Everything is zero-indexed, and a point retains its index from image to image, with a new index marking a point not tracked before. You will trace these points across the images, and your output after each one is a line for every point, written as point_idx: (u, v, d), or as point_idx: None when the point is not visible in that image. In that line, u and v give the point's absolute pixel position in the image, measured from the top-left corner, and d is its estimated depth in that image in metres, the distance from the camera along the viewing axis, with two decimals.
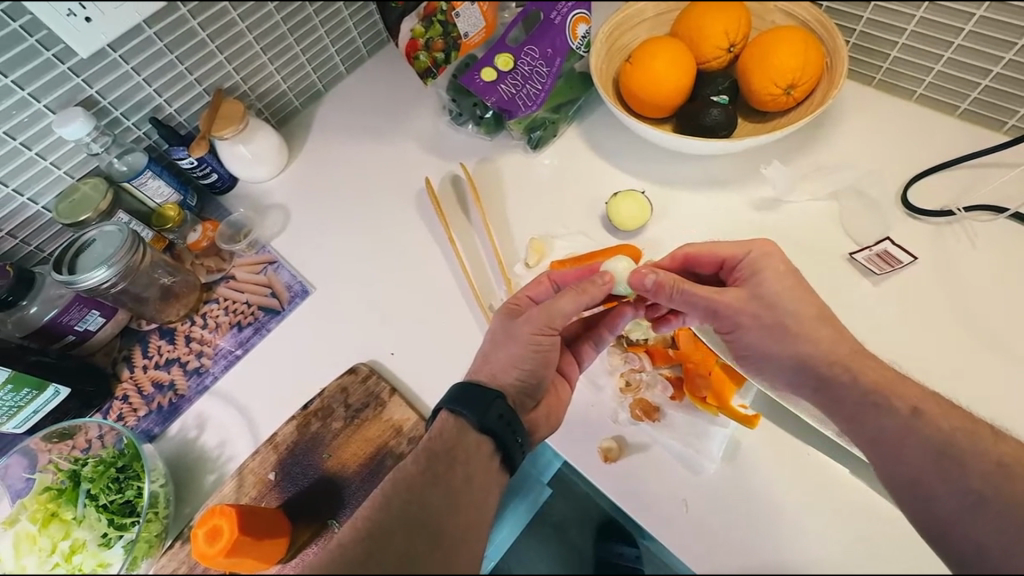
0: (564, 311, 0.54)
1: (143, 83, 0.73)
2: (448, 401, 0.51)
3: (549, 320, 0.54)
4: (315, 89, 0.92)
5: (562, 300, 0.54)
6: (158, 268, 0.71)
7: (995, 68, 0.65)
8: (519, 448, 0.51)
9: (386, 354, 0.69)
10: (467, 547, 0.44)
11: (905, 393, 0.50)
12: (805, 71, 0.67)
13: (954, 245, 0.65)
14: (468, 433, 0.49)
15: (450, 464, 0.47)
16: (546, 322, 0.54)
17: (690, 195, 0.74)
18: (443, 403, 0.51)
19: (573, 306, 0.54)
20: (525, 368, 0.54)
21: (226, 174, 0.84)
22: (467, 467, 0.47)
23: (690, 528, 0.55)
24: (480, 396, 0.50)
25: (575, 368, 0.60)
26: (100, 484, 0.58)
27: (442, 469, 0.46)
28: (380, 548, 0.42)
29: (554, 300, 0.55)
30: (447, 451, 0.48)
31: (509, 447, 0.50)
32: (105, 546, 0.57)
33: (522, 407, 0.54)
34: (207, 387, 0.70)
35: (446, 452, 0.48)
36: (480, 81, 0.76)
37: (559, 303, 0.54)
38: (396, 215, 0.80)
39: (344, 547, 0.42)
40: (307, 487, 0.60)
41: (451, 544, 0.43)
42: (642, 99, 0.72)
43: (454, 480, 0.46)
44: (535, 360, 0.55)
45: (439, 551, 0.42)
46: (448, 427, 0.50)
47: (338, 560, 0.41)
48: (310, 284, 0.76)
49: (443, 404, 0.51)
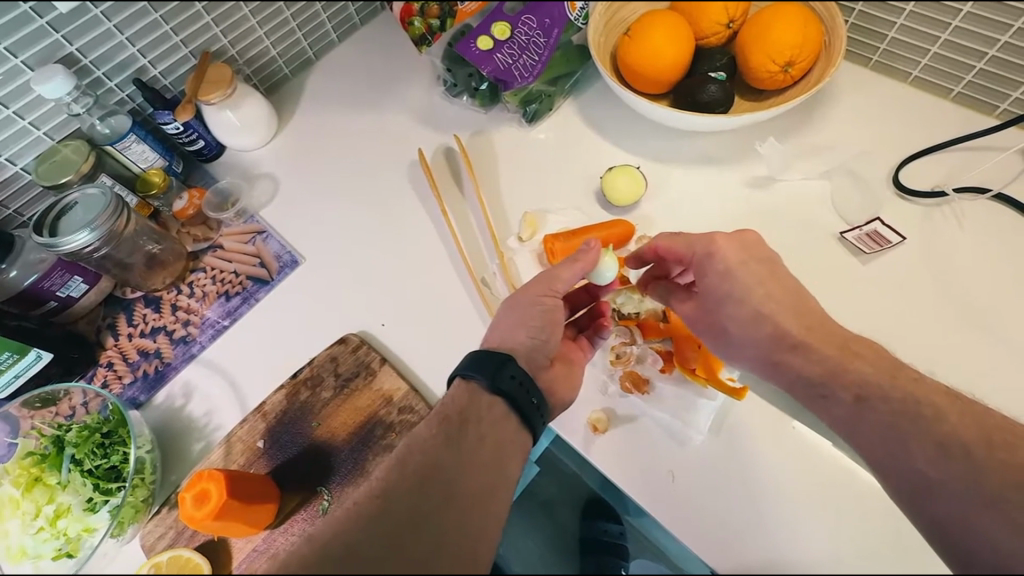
0: (565, 279, 0.57)
1: (126, 42, 0.71)
2: (463, 368, 0.51)
3: (550, 286, 0.57)
4: (306, 57, 0.90)
5: (565, 271, 0.57)
6: (143, 235, 0.70)
7: (991, 51, 0.65)
8: (539, 418, 0.51)
9: (377, 326, 0.68)
10: (479, 509, 0.44)
11: (886, 365, 0.51)
12: (804, 48, 0.66)
13: (942, 227, 0.66)
14: (480, 394, 0.50)
15: (461, 426, 0.48)
16: (546, 287, 0.57)
17: (684, 171, 0.74)
18: (456, 372, 0.52)
19: (572, 276, 0.57)
20: (530, 326, 0.55)
21: (213, 141, 0.82)
22: (479, 429, 0.48)
23: (674, 498, 0.56)
24: (491, 360, 0.51)
25: (580, 351, 0.60)
26: (85, 449, 0.57)
27: (455, 433, 0.47)
28: (395, 502, 0.42)
29: (558, 270, 0.58)
30: (459, 415, 0.48)
31: (515, 399, 0.50)
32: (90, 511, 0.57)
33: (533, 363, 0.54)
34: (193, 355, 0.69)
35: (459, 415, 0.48)
36: (476, 49, 0.74)
37: (559, 274, 0.57)
38: (387, 187, 0.78)
39: (360, 504, 0.42)
40: (293, 456, 0.59)
41: (464, 504, 0.43)
42: (640, 73, 0.71)
43: (466, 440, 0.46)
44: (539, 321, 0.55)
45: (455, 507, 0.43)
46: (460, 394, 0.51)
47: (353, 516, 0.41)
48: (299, 255, 0.75)
49: (458, 370, 0.51)
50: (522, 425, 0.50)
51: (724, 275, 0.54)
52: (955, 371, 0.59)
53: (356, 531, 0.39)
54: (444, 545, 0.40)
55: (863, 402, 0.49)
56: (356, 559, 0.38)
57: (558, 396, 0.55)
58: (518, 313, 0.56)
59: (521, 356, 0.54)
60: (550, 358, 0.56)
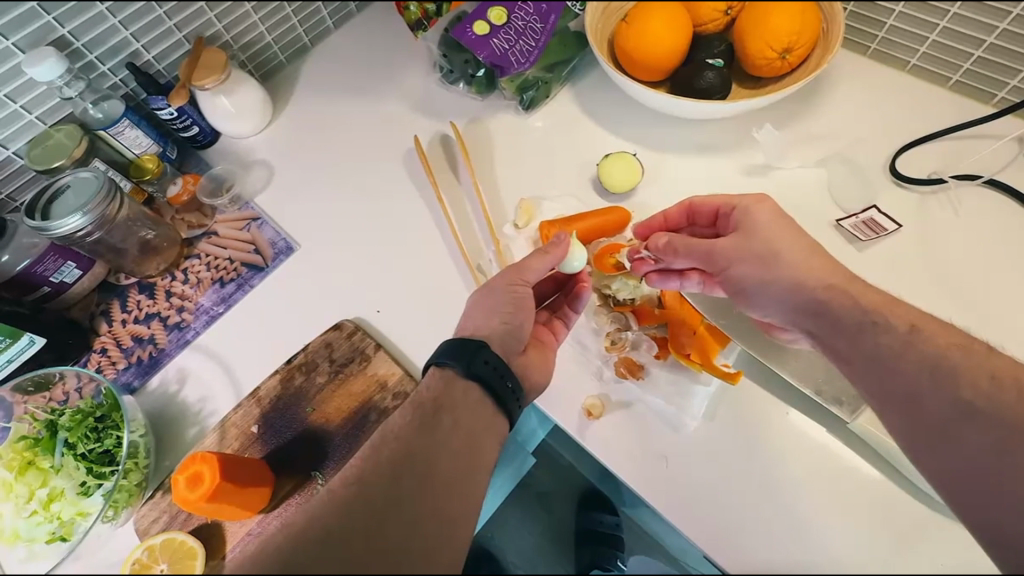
0: (534, 270, 0.58)
1: (119, 26, 0.70)
2: (437, 356, 0.51)
3: (519, 276, 0.57)
4: (301, 44, 0.89)
5: (537, 259, 0.58)
6: (139, 222, 0.70)
7: (989, 38, 0.65)
8: (515, 402, 0.51)
9: (372, 312, 0.68)
10: (454, 494, 0.44)
11: None
12: (801, 34, 0.66)
13: (938, 214, 0.66)
14: (455, 382, 0.50)
15: (435, 413, 0.47)
16: (516, 276, 0.57)
17: (681, 159, 0.73)
18: (432, 359, 0.52)
19: (541, 267, 0.58)
20: (502, 313, 0.55)
21: (208, 127, 0.81)
22: (454, 415, 0.47)
23: (668, 481, 0.56)
24: (465, 347, 0.51)
25: (552, 336, 0.60)
26: (78, 433, 0.57)
27: (429, 421, 0.46)
28: (369, 489, 0.42)
29: (529, 260, 0.58)
30: (433, 402, 0.48)
31: (489, 382, 0.49)
32: (84, 495, 0.56)
33: (507, 351, 0.54)
34: (188, 341, 0.69)
35: (434, 402, 0.48)
36: (472, 35, 0.74)
37: (530, 263, 0.58)
38: (383, 174, 0.78)
39: (334, 492, 0.42)
40: (288, 441, 0.59)
41: (438, 488, 0.43)
42: (637, 60, 0.71)
43: (441, 427, 0.46)
44: (510, 307, 0.56)
45: (429, 492, 0.43)
46: (435, 381, 0.50)
47: (327, 504, 0.41)
48: (294, 241, 0.74)
49: (432, 358, 0.51)
50: (499, 410, 0.50)
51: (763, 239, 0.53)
52: None
53: (332, 520, 0.40)
54: (418, 530, 0.41)
55: (889, 355, 0.47)
56: (332, 546, 0.38)
57: (532, 380, 0.55)
58: (489, 301, 0.56)
59: (497, 342, 0.53)
60: (524, 344, 0.56)
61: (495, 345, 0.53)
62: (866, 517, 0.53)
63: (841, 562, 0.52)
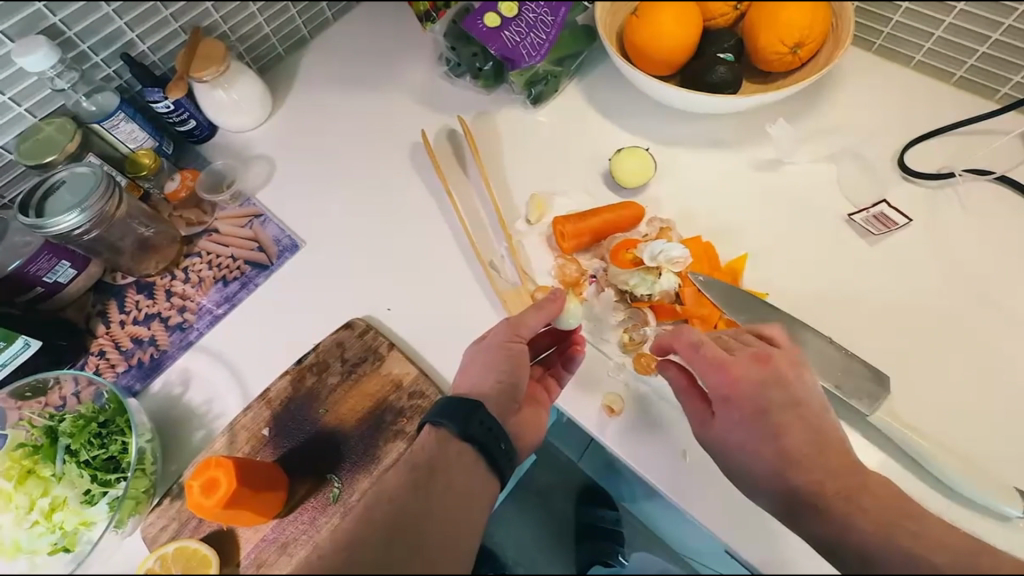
0: (531, 323, 0.56)
1: (113, 14, 0.68)
2: (432, 414, 0.49)
3: (515, 330, 0.56)
4: (300, 36, 0.87)
5: (536, 313, 0.56)
6: (135, 218, 0.67)
7: (994, 34, 0.66)
8: (508, 463, 0.49)
9: (383, 311, 0.67)
10: (451, 560, 0.41)
11: None
12: (813, 29, 0.66)
13: (946, 208, 0.67)
14: (449, 442, 0.48)
15: (429, 473, 0.45)
16: (513, 329, 0.56)
17: (693, 155, 0.73)
18: (426, 418, 0.50)
19: (538, 320, 0.56)
20: (498, 372, 0.53)
21: (205, 121, 0.79)
22: (448, 477, 0.45)
23: (690, 476, 0.56)
24: (460, 406, 0.48)
25: (545, 394, 0.58)
26: (81, 439, 0.55)
27: (424, 483, 0.44)
28: (358, 556, 0.39)
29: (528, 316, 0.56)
30: (427, 462, 0.46)
31: (486, 445, 0.47)
32: (88, 504, 0.54)
33: (505, 411, 0.51)
34: (190, 343, 0.67)
35: (427, 463, 0.46)
36: (483, 27, 0.72)
37: (530, 316, 0.56)
38: (390, 169, 0.76)
39: (321, 561, 0.39)
40: (302, 443, 0.58)
41: (432, 555, 0.40)
42: (648, 55, 0.70)
43: (438, 487, 0.44)
44: (507, 365, 0.53)
45: (422, 559, 0.40)
46: (429, 441, 0.48)
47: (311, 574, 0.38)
48: (300, 239, 0.72)
49: (426, 417, 0.49)
50: (492, 471, 0.48)
51: (748, 421, 0.49)
52: (961, 348, 0.60)
53: None
54: None
55: None
56: None
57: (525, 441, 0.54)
58: (486, 358, 0.54)
59: (494, 402, 0.51)
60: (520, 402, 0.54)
61: (491, 404, 0.51)
62: None
63: None
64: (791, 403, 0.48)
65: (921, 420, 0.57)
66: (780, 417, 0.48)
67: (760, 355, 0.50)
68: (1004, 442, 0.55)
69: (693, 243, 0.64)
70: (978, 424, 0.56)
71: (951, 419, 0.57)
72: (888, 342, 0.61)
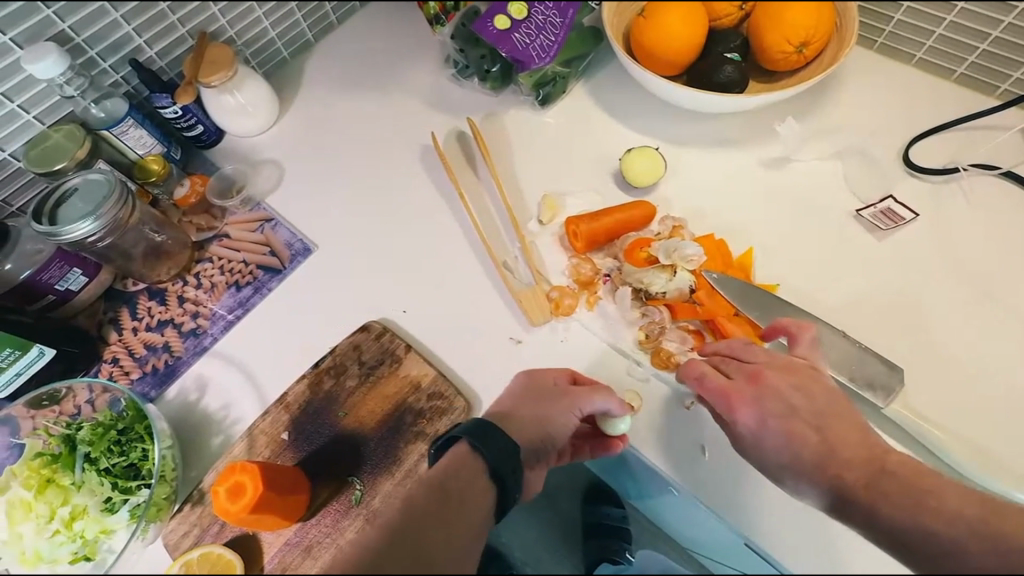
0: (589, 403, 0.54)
1: (121, 20, 0.68)
2: (472, 437, 0.49)
3: (570, 409, 0.54)
4: (305, 40, 0.87)
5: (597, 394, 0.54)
6: (147, 224, 0.67)
7: (995, 32, 0.67)
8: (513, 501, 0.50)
9: (398, 313, 0.67)
10: None
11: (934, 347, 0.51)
12: (819, 28, 0.67)
13: (951, 202, 0.68)
14: (479, 469, 0.48)
15: (444, 482, 0.46)
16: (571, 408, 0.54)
17: (701, 154, 0.74)
18: (463, 435, 0.50)
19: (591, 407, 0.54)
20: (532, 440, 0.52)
21: (212, 126, 0.78)
22: (468, 508, 0.46)
23: (709, 471, 0.56)
24: (502, 442, 0.49)
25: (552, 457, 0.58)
26: (101, 447, 0.55)
27: (437, 492, 0.45)
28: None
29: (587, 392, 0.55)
30: (454, 488, 0.46)
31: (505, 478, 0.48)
32: (108, 512, 0.54)
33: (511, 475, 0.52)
34: (205, 348, 0.67)
35: (454, 488, 0.46)
36: (493, 29, 0.73)
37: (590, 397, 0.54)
38: (400, 172, 0.77)
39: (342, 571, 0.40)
40: (322, 446, 0.58)
41: None
42: (656, 55, 0.71)
43: (450, 497, 0.45)
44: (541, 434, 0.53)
45: None
46: (461, 463, 0.48)
47: None
48: (312, 242, 0.73)
49: (467, 439, 0.49)
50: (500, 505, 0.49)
51: (753, 436, 0.50)
52: (969, 341, 0.61)
53: None
54: None
55: None
56: None
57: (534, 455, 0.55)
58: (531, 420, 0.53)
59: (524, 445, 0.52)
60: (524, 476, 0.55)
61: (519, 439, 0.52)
62: None
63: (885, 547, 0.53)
64: (787, 412, 0.49)
65: (935, 412, 0.58)
66: (784, 425, 0.49)
67: (753, 373, 0.52)
68: (1013, 433, 0.57)
69: (706, 240, 0.64)
70: (989, 413, 0.58)
71: (961, 409, 0.58)
72: (898, 335, 0.62)
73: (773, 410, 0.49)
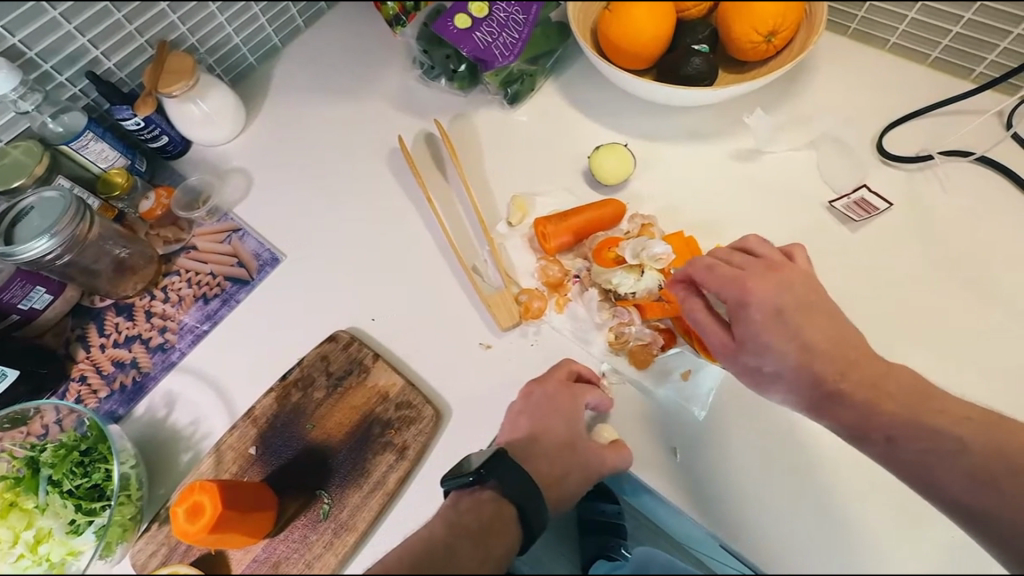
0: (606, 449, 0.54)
1: (75, 32, 0.67)
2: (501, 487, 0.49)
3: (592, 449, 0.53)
4: (271, 44, 0.85)
5: (611, 454, 0.53)
6: (109, 239, 0.66)
7: (967, 14, 0.66)
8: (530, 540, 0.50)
9: (367, 321, 0.66)
10: None
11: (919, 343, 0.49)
12: (787, 16, 0.65)
13: (926, 189, 0.67)
14: (505, 513, 0.48)
15: (477, 525, 0.47)
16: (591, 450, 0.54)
17: (673, 148, 0.73)
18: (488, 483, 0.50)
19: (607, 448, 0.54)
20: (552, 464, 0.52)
21: (177, 136, 0.77)
22: (497, 552, 0.46)
23: (681, 473, 0.55)
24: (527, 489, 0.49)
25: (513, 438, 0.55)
26: (63, 468, 0.54)
27: (475, 539, 0.46)
28: None
29: (606, 451, 0.54)
30: (483, 533, 0.46)
31: (532, 524, 0.48)
32: (74, 534, 0.54)
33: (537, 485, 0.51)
34: (173, 363, 0.66)
35: (482, 532, 0.46)
36: (453, 28, 0.72)
37: (604, 459, 0.53)
38: (370, 177, 0.75)
39: None
40: (289, 461, 0.57)
41: None
42: (622, 48, 0.69)
43: (485, 545, 0.46)
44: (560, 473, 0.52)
45: None
46: (486, 509, 0.48)
47: None
48: (280, 252, 0.71)
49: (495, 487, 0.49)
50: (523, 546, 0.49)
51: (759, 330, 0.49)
52: (945, 331, 0.60)
53: None
54: None
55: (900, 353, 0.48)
56: None
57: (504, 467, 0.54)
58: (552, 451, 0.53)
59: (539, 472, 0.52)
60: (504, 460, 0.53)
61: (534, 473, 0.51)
62: (891, 502, 0.52)
63: (862, 546, 0.52)
64: (795, 304, 0.50)
65: None
66: (797, 317, 0.49)
67: (770, 266, 0.52)
68: None
69: (675, 237, 0.63)
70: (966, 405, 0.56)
71: None
72: (874, 327, 0.61)
73: (784, 304, 0.50)
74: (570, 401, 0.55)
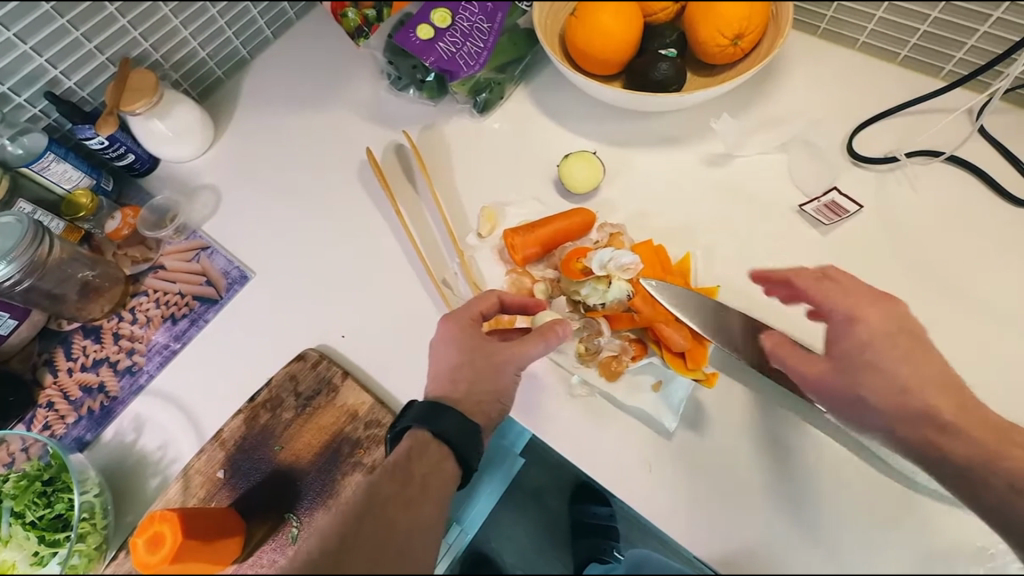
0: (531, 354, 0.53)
1: (32, 52, 0.65)
2: (415, 419, 0.48)
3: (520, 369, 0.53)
4: (239, 57, 0.84)
5: (522, 345, 0.53)
6: (75, 262, 0.66)
7: (933, 13, 0.65)
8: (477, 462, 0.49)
9: (337, 338, 0.65)
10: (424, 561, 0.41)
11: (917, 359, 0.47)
12: (753, 20, 0.64)
13: (895, 191, 0.66)
14: (428, 444, 0.47)
15: (404, 461, 0.46)
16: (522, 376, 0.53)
17: (643, 154, 0.72)
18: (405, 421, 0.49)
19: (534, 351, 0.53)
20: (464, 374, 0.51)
21: (144, 154, 0.76)
22: (425, 480, 0.45)
23: (650, 486, 0.55)
24: (442, 418, 0.48)
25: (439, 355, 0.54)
26: (25, 500, 0.53)
27: (400, 470, 0.45)
28: (347, 555, 0.39)
29: (514, 346, 0.53)
30: (406, 466, 0.45)
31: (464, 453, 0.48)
32: (38, 565, 0.53)
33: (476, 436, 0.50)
34: (141, 386, 0.65)
35: (406, 464, 0.45)
36: (416, 40, 0.71)
37: (514, 350, 0.53)
38: (339, 191, 0.74)
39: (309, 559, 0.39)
40: (257, 484, 0.57)
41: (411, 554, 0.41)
42: (588, 55, 0.68)
43: (413, 478, 0.45)
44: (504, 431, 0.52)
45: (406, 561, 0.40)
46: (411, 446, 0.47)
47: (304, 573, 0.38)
48: (248, 269, 0.71)
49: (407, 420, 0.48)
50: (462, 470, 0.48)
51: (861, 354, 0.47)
52: None
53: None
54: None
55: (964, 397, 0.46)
56: None
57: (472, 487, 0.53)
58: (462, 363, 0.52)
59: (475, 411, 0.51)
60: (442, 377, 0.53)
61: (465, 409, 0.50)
62: None
63: None
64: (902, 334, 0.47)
65: None
66: (909, 346, 0.47)
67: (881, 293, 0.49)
68: None
69: (644, 247, 0.63)
70: None
71: None
72: None
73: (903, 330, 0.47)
74: (463, 330, 0.54)
